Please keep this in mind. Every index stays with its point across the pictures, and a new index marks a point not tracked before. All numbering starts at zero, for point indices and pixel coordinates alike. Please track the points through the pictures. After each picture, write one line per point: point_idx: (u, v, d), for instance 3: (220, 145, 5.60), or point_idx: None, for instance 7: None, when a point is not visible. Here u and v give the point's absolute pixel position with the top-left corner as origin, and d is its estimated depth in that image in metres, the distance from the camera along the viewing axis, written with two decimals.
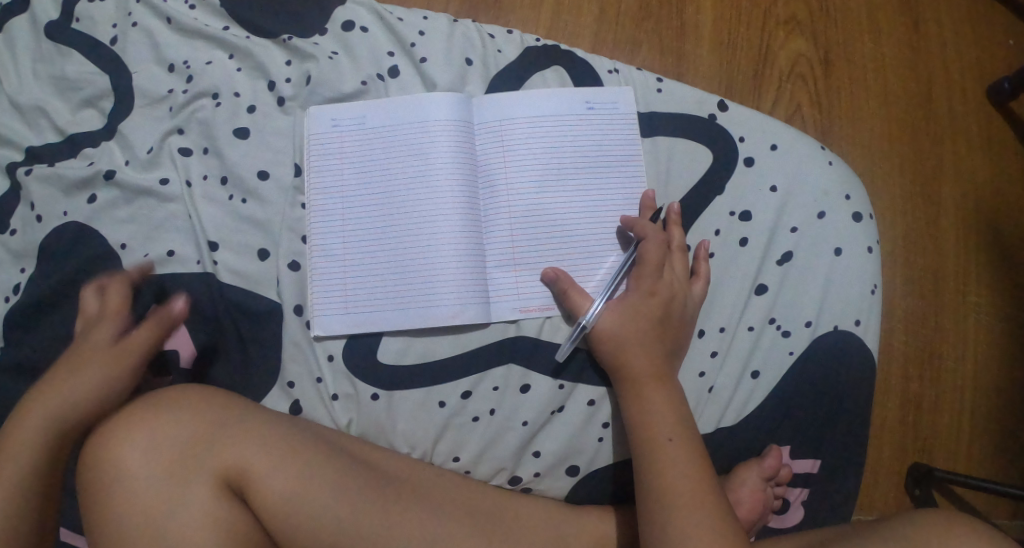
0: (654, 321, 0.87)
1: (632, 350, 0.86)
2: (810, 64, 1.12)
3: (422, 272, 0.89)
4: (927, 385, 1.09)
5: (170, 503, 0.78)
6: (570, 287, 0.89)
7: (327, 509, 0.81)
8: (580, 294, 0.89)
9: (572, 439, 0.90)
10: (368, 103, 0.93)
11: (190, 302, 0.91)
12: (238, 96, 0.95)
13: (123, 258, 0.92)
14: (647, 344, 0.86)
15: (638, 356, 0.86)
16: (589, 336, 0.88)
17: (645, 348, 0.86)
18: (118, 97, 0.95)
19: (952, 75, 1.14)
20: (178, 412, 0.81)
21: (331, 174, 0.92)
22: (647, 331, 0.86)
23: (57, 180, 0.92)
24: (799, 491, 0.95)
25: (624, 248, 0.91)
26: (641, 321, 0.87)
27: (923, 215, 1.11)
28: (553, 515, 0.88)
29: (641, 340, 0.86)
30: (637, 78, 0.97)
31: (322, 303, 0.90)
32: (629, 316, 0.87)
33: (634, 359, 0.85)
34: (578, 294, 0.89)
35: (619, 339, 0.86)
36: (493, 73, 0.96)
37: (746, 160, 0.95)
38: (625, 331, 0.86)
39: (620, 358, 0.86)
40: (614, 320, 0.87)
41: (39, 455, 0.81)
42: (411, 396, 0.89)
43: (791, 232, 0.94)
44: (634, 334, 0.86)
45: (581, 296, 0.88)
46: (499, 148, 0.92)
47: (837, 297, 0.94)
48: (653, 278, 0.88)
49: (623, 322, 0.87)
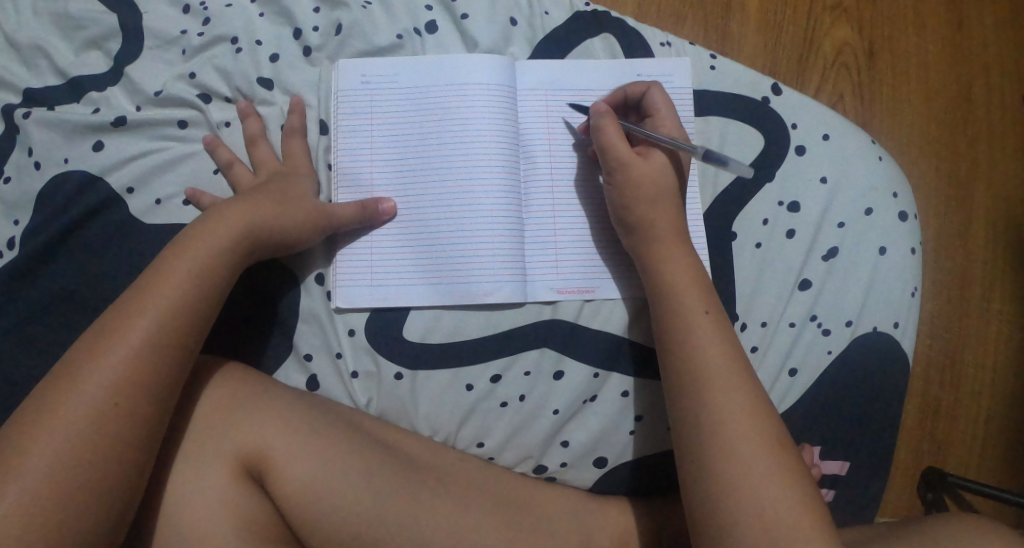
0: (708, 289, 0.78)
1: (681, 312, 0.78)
2: (855, 53, 1.08)
3: (455, 245, 0.83)
4: (946, 390, 1.06)
5: (186, 487, 0.72)
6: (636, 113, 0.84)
7: (349, 495, 0.75)
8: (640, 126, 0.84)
9: (603, 431, 0.86)
10: (403, 60, 0.87)
11: (240, 298, 0.84)
12: (259, 44, 0.88)
13: (129, 202, 0.86)
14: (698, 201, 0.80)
15: (665, 211, 0.80)
16: (634, 312, 0.86)
17: (672, 245, 0.80)
18: (127, 39, 0.88)
19: (993, 75, 1.10)
20: (199, 392, 0.76)
21: (360, 134, 0.86)
22: (683, 241, 0.80)
23: (61, 125, 0.86)
24: (825, 492, 0.93)
25: (654, 100, 0.83)
26: (688, 284, 0.78)
27: (955, 218, 1.08)
28: (578, 508, 0.84)
29: (670, 250, 0.80)
30: (690, 51, 0.92)
31: (345, 273, 0.84)
32: (674, 278, 0.79)
33: (678, 333, 0.77)
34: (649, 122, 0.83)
35: (652, 194, 0.80)
36: (540, 37, 0.90)
37: (798, 148, 0.92)
38: (661, 212, 0.80)
39: (648, 254, 0.81)
40: (657, 286, 0.79)
41: (109, 398, 0.69)
42: (435, 376, 0.84)
43: (838, 227, 0.91)
44: (665, 235, 0.80)
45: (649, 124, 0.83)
46: (543, 117, 0.87)
47: (878, 297, 0.91)
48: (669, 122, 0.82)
49: (658, 171, 0.80)
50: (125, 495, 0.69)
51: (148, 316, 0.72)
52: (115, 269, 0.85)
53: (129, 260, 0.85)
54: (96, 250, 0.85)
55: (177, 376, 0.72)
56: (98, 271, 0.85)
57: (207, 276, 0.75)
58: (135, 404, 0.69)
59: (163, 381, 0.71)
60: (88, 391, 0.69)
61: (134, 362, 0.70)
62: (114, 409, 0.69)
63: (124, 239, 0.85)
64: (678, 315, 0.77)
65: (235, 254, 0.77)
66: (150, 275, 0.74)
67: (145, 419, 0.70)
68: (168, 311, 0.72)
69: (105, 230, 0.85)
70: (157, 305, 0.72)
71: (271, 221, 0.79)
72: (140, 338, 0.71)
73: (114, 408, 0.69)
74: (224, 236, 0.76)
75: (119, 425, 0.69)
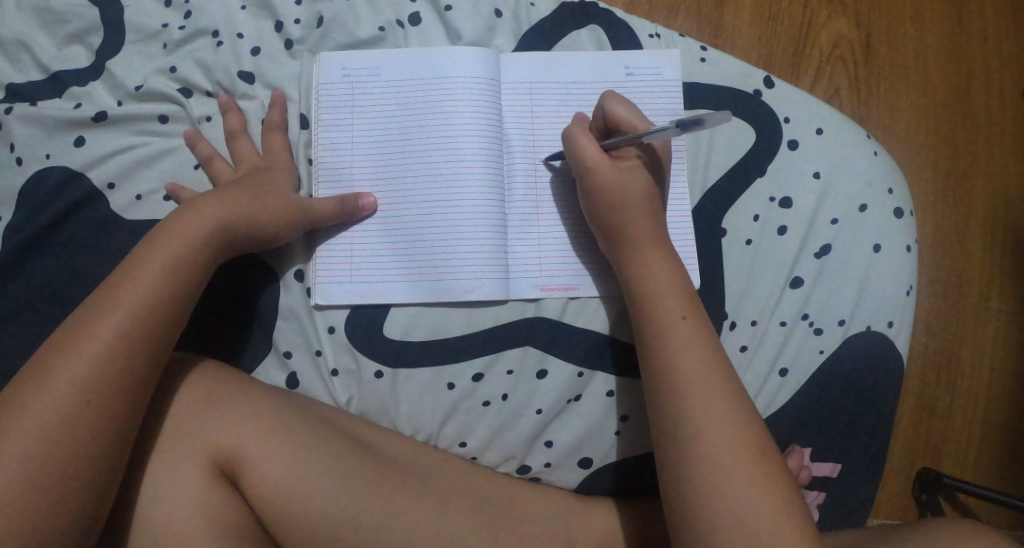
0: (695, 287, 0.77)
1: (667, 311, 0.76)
2: (852, 46, 1.06)
3: (437, 241, 0.82)
4: (942, 390, 1.04)
5: (160, 488, 0.71)
6: (607, 125, 0.80)
7: (326, 496, 0.74)
8: (617, 132, 0.80)
9: (588, 431, 0.85)
10: (385, 53, 0.85)
11: (219, 295, 0.82)
12: (241, 37, 0.86)
13: (110, 198, 0.85)
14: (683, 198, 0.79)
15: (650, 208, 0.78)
16: (620, 310, 0.84)
17: (657, 243, 0.78)
18: (109, 33, 0.86)
19: (992, 69, 1.07)
20: (174, 390, 0.75)
21: (341, 128, 0.84)
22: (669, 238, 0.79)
23: (41, 120, 0.85)
24: (816, 494, 0.91)
25: (609, 107, 0.79)
26: (674, 283, 0.77)
27: (953, 214, 1.05)
28: (563, 509, 0.82)
29: (656, 249, 0.78)
30: (680, 44, 0.91)
31: (326, 269, 0.83)
32: (660, 278, 0.77)
33: (663, 333, 0.75)
34: (620, 128, 0.79)
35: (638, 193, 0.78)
36: (526, 29, 0.88)
37: (790, 143, 0.90)
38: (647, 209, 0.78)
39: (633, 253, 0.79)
40: (642, 285, 0.78)
41: (82, 397, 0.68)
42: (416, 375, 0.83)
43: (831, 224, 0.89)
44: (651, 233, 0.78)
45: (621, 130, 0.79)
46: (527, 111, 0.86)
47: (871, 296, 0.89)
48: (631, 120, 0.78)
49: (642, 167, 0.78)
50: (99, 495, 0.68)
51: (122, 311, 0.70)
52: (94, 266, 0.84)
53: (108, 256, 0.84)
54: (76, 246, 0.84)
55: (151, 374, 0.71)
56: (78, 267, 0.83)
57: (182, 273, 0.74)
58: (108, 404, 0.68)
59: (138, 379, 0.70)
60: (60, 390, 0.67)
61: (107, 361, 0.69)
62: (88, 406, 0.68)
63: (104, 235, 0.84)
64: (663, 315, 0.76)
65: (209, 250, 0.76)
66: (124, 271, 0.72)
67: (118, 418, 0.69)
68: (142, 308, 0.71)
69: (85, 226, 0.84)
70: (130, 303, 0.71)
71: (248, 217, 0.77)
72: (112, 336, 0.69)
73: (86, 406, 0.68)
74: (199, 232, 0.75)
75: (92, 424, 0.68)
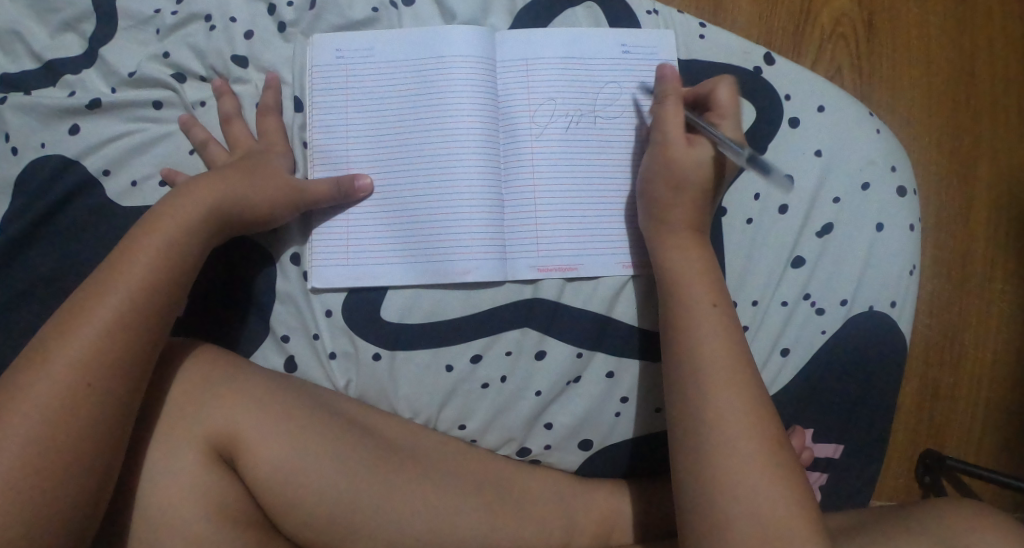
0: (696, 269, 0.76)
1: (672, 296, 0.76)
2: (853, 25, 1.05)
3: (434, 222, 0.82)
4: (946, 371, 1.03)
5: (158, 472, 0.71)
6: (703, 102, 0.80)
7: (325, 480, 0.74)
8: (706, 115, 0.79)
9: (588, 412, 0.84)
10: (379, 33, 0.84)
11: (217, 279, 0.82)
12: (233, 21, 0.86)
13: (105, 185, 0.84)
14: (686, 176, 0.78)
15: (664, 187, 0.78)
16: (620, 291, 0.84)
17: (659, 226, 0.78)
18: (101, 20, 0.86)
19: (997, 48, 1.05)
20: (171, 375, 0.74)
21: (336, 109, 0.84)
22: (671, 220, 0.78)
23: (36, 109, 0.84)
24: (818, 475, 0.91)
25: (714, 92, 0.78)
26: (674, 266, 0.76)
27: (956, 195, 1.04)
28: (564, 492, 0.82)
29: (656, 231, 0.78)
30: (679, 21, 0.89)
31: (323, 252, 0.82)
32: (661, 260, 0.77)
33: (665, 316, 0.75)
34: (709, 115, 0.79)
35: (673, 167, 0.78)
36: (520, 6, 0.87)
37: (791, 121, 0.89)
38: None
39: None
40: None
41: (78, 385, 0.67)
42: (414, 357, 0.83)
43: (833, 203, 0.88)
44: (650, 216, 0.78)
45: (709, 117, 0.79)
46: (523, 88, 0.85)
47: (874, 275, 0.88)
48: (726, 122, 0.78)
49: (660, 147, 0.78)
50: (96, 482, 0.67)
51: (119, 295, 0.70)
52: (90, 254, 0.83)
53: (103, 243, 0.83)
54: (71, 233, 0.83)
55: (146, 360, 0.70)
56: (74, 255, 0.83)
57: (179, 258, 0.73)
58: (106, 389, 0.68)
59: (134, 364, 0.69)
60: (56, 376, 0.67)
61: (102, 346, 0.68)
62: (87, 389, 0.67)
63: (100, 223, 0.84)
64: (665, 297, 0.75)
65: (204, 232, 0.75)
66: (118, 253, 0.72)
67: (114, 404, 0.68)
68: (137, 292, 0.70)
69: (80, 215, 0.84)
70: (125, 286, 0.70)
71: (242, 196, 0.77)
72: (107, 321, 0.69)
73: (83, 392, 0.67)
74: (194, 212, 0.74)
75: (89, 407, 0.67)
